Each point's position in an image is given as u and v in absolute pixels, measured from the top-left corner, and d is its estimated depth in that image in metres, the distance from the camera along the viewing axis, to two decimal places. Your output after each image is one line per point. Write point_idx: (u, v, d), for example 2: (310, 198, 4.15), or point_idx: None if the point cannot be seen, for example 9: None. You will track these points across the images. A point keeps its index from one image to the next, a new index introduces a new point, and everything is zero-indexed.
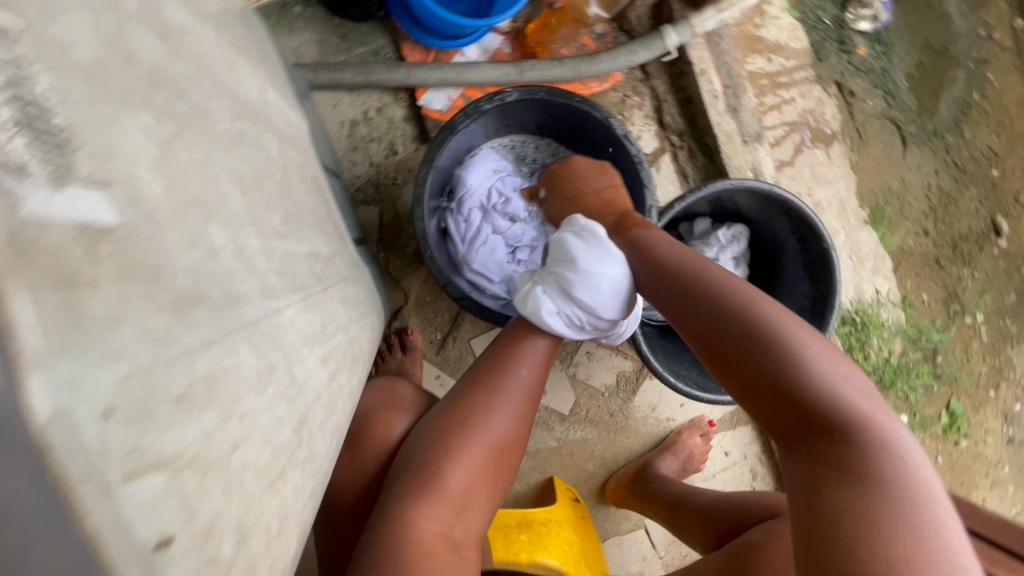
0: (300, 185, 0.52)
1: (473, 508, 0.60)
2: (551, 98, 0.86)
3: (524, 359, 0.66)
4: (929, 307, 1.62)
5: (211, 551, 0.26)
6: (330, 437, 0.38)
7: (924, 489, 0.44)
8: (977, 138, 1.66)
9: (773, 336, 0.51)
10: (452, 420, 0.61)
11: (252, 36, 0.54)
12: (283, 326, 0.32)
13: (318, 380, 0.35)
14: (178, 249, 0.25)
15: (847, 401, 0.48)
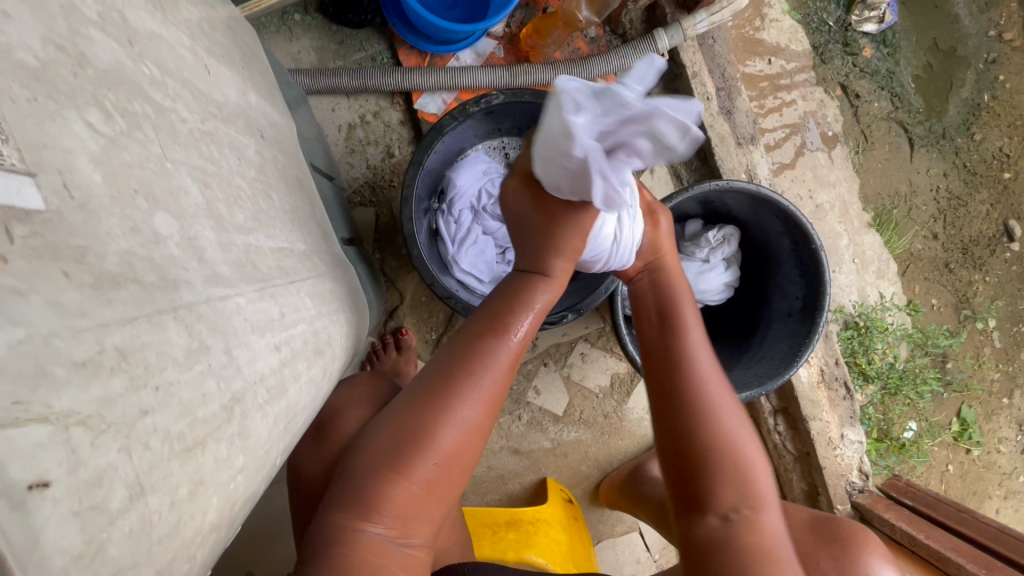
0: (277, 183, 0.54)
1: (423, 512, 0.57)
2: (537, 100, 0.87)
3: (484, 365, 0.60)
4: (938, 311, 1.60)
5: (99, 507, 0.24)
6: (279, 421, 0.39)
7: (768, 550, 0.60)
8: (987, 139, 1.63)
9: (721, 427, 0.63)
10: (402, 423, 0.58)
11: (236, 41, 0.57)
12: (230, 313, 0.34)
13: (263, 363, 0.36)
14: (115, 235, 0.27)
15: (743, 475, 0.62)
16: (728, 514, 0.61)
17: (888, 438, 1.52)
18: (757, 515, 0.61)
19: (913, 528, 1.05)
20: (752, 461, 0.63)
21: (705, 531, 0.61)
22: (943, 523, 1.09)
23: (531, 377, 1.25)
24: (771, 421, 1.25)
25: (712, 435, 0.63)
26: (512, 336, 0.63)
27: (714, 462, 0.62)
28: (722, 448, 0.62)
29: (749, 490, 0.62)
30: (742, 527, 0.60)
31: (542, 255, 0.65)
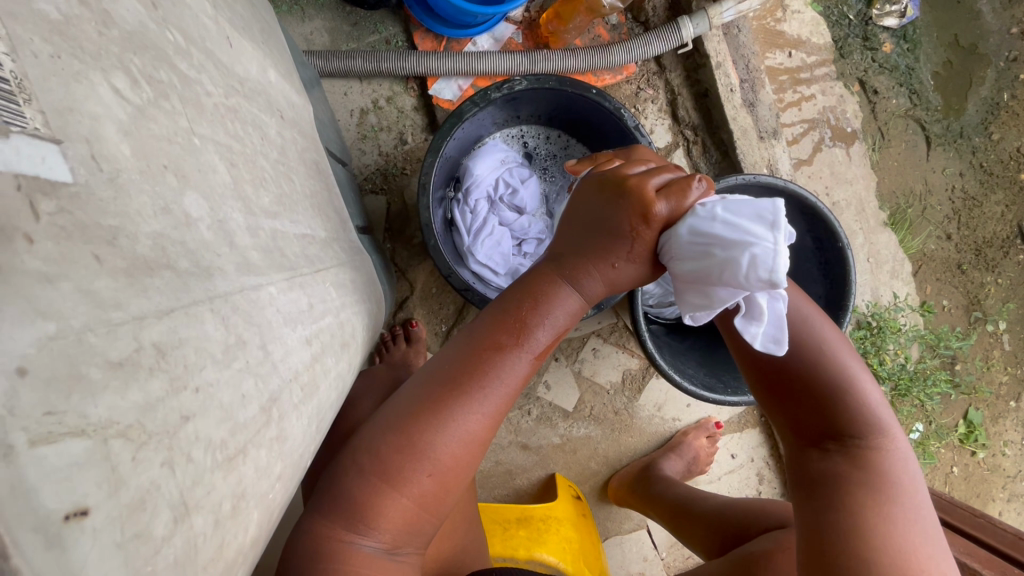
0: (297, 167, 0.52)
1: (413, 522, 0.56)
2: (561, 87, 0.83)
3: (485, 380, 0.57)
4: (949, 313, 1.58)
5: (143, 534, 0.22)
6: (311, 422, 0.37)
7: (896, 485, 0.54)
8: (1006, 139, 1.61)
9: (823, 366, 0.57)
10: (396, 436, 0.56)
11: (255, 16, 0.54)
12: (263, 304, 0.31)
13: (296, 359, 0.34)
14: (147, 215, 0.24)
15: (857, 412, 0.56)
16: (831, 441, 0.57)
17: None
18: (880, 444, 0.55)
19: None
20: (859, 379, 0.57)
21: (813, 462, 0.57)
22: (955, 527, 1.08)
23: (542, 372, 1.23)
24: None
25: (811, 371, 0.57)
26: (525, 349, 0.58)
27: (813, 387, 0.57)
28: (822, 375, 0.57)
29: (858, 414, 0.56)
30: (854, 455, 0.55)
31: (582, 265, 0.58)
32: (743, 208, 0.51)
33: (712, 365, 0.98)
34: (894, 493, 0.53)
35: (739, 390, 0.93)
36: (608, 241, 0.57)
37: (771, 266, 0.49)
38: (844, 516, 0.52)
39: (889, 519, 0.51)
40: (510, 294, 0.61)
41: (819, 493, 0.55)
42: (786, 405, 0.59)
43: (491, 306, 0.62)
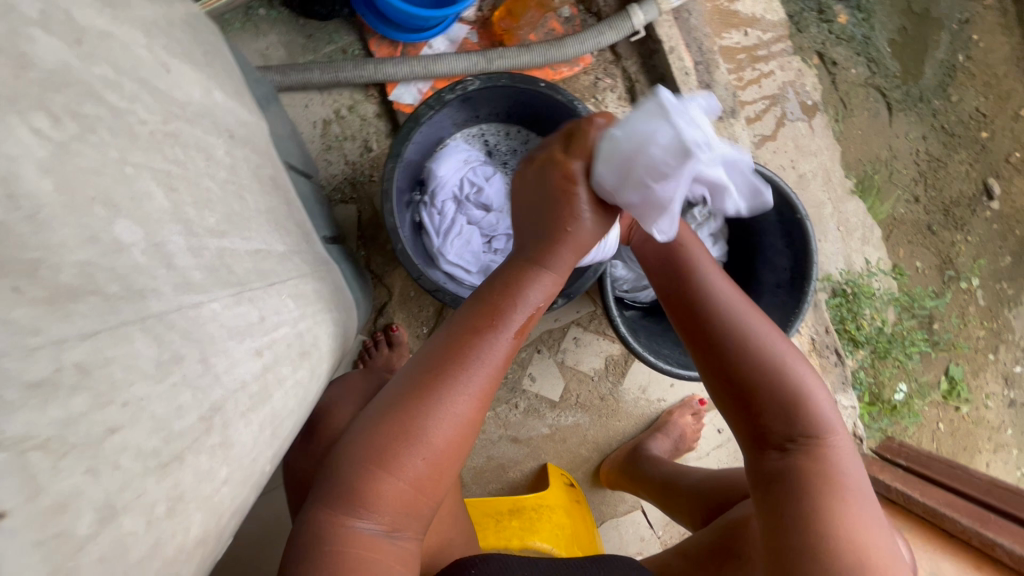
0: (251, 184, 0.53)
1: (410, 505, 0.57)
2: (513, 85, 0.84)
3: (468, 365, 0.59)
4: (923, 274, 1.61)
5: (65, 533, 0.25)
6: (265, 428, 0.38)
7: (844, 482, 0.57)
8: (964, 100, 1.65)
9: (777, 369, 0.60)
10: (387, 422, 0.57)
11: (197, 39, 0.54)
12: (205, 320, 0.33)
13: (243, 370, 0.36)
14: (72, 245, 0.26)
15: (809, 413, 0.60)
16: (789, 440, 0.60)
17: (880, 400, 1.54)
18: (827, 442, 0.59)
19: (908, 487, 1.09)
20: (808, 382, 0.61)
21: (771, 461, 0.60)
22: (935, 480, 1.11)
23: (525, 365, 1.25)
24: None
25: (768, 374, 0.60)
26: (504, 329, 0.60)
27: (764, 390, 0.60)
28: (774, 377, 0.60)
29: (810, 414, 0.60)
30: (808, 451, 0.59)
31: (543, 243, 0.63)
32: (649, 123, 0.54)
33: None
34: (845, 487, 0.57)
35: None
36: (555, 206, 0.62)
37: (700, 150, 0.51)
38: (804, 513, 0.55)
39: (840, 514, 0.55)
40: (485, 281, 0.66)
41: (777, 488, 0.58)
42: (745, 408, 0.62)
43: (471, 296, 0.65)
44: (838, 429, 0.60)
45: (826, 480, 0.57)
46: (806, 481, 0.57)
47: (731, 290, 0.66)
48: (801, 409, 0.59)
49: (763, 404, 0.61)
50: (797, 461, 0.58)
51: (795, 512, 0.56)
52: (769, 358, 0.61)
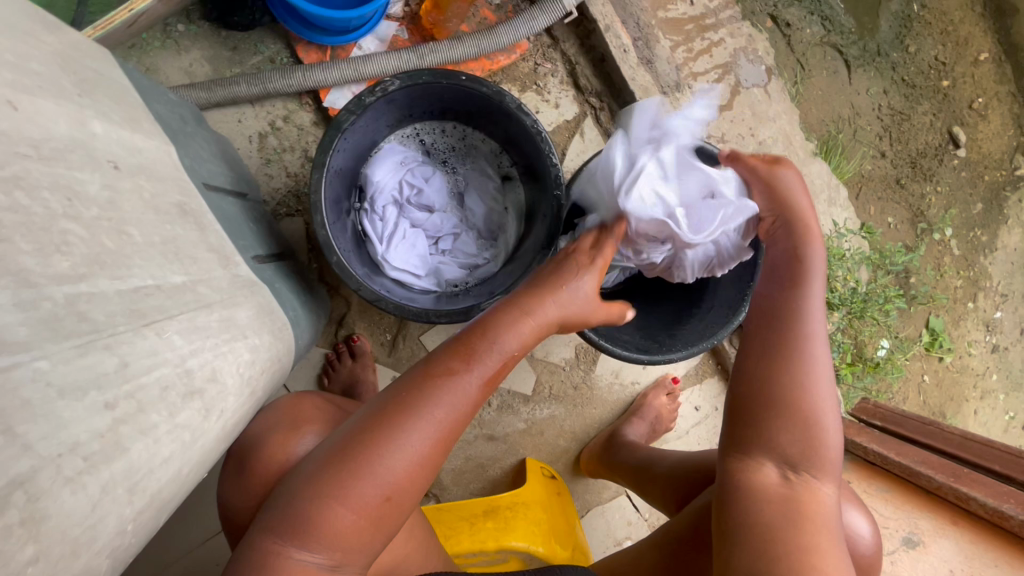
0: (140, 216, 0.50)
1: (356, 547, 0.55)
2: (436, 80, 0.81)
3: (437, 401, 0.58)
4: (896, 230, 1.60)
5: None
6: (114, 488, 0.34)
7: (817, 519, 0.60)
8: (922, 50, 1.62)
9: (802, 399, 0.65)
10: (348, 453, 0.56)
11: (68, 67, 0.51)
12: (18, 383, 0.29)
13: (73, 431, 0.31)
14: None
15: (824, 451, 0.64)
16: (789, 467, 0.63)
17: (863, 359, 1.53)
18: (815, 479, 0.63)
19: (884, 448, 1.08)
20: (828, 427, 0.65)
21: (761, 475, 0.63)
22: (911, 439, 1.11)
23: None
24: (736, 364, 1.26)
25: (794, 395, 0.66)
26: (476, 371, 0.60)
27: (786, 411, 0.65)
28: (804, 407, 0.65)
29: (815, 451, 0.64)
30: (801, 482, 0.62)
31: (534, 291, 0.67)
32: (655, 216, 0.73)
33: (647, 327, 0.98)
34: (820, 521, 0.60)
35: (673, 347, 0.91)
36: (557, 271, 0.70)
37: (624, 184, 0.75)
38: (768, 529, 0.59)
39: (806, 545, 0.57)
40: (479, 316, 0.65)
41: (749, 501, 0.62)
42: (755, 425, 0.66)
43: (456, 334, 0.64)
44: (834, 474, 0.64)
45: (807, 512, 0.60)
46: (785, 506, 0.60)
47: (823, 343, 0.69)
48: (807, 445, 0.64)
49: (773, 430, 0.65)
50: (790, 487, 0.62)
51: (757, 536, 0.58)
52: (809, 396, 0.66)
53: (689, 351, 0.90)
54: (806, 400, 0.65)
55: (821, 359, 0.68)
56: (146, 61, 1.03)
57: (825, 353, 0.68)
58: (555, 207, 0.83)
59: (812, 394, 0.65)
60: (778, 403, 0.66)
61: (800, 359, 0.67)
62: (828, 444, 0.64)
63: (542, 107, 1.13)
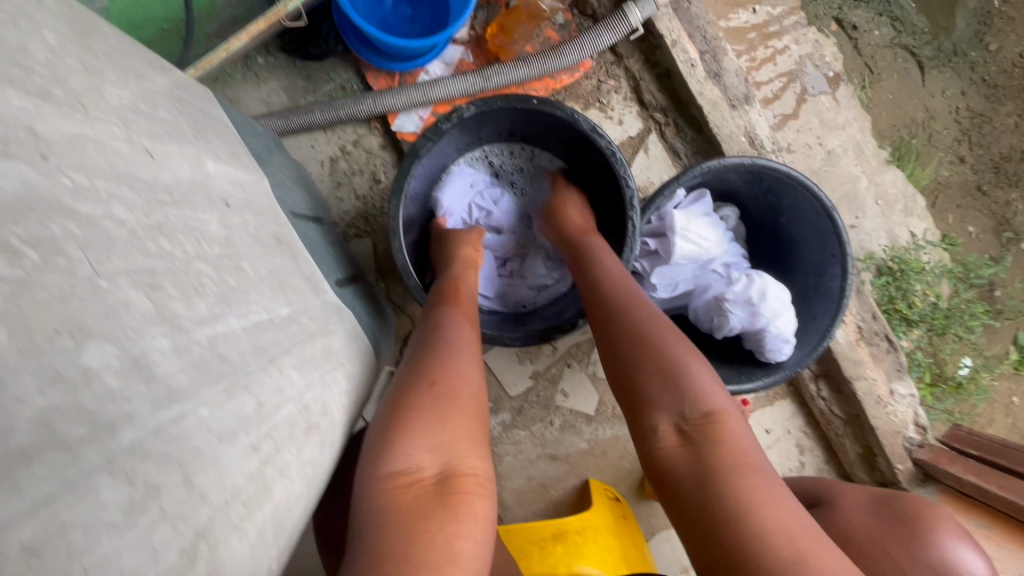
0: (251, 249, 0.52)
1: (457, 440, 0.57)
2: (510, 106, 0.82)
3: (442, 332, 0.68)
4: (977, 240, 1.49)
5: None
6: (267, 528, 0.36)
7: (745, 460, 0.55)
8: (1006, 48, 1.50)
9: (643, 352, 0.63)
10: (408, 384, 0.61)
11: (185, 109, 0.54)
12: (187, 433, 0.31)
13: (234, 477, 0.33)
14: (36, 392, 0.24)
15: (695, 392, 0.59)
16: (683, 422, 0.58)
17: (942, 379, 1.41)
18: (710, 415, 0.58)
19: (984, 480, 1.00)
20: (689, 364, 0.61)
21: (661, 446, 0.59)
22: (1012, 470, 1.03)
23: (557, 381, 1.22)
24: (812, 386, 1.20)
25: (643, 352, 0.63)
26: (456, 314, 0.72)
27: (640, 377, 0.62)
28: (646, 359, 0.63)
29: (689, 395, 0.59)
30: (702, 432, 0.57)
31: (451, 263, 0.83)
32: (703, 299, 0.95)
33: (723, 354, 0.97)
34: (744, 464, 0.55)
35: (753, 375, 0.90)
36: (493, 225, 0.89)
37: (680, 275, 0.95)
38: (700, 491, 0.54)
39: (733, 491, 0.52)
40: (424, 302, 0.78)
41: (680, 481, 0.56)
42: (627, 402, 0.63)
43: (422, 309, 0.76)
44: (728, 404, 0.60)
45: (721, 461, 0.55)
46: (699, 473, 0.55)
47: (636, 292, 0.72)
48: (680, 387, 0.60)
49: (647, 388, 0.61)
50: (695, 446, 0.56)
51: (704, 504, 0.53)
52: (644, 345, 0.64)
53: (768, 378, 0.90)
54: (651, 344, 0.64)
55: (647, 313, 0.68)
56: (229, 93, 1.09)
57: (642, 302, 0.70)
58: (631, 233, 0.82)
59: (662, 338, 0.64)
60: (650, 362, 0.62)
61: (641, 316, 0.67)
62: (702, 382, 0.60)
63: (606, 124, 1.13)
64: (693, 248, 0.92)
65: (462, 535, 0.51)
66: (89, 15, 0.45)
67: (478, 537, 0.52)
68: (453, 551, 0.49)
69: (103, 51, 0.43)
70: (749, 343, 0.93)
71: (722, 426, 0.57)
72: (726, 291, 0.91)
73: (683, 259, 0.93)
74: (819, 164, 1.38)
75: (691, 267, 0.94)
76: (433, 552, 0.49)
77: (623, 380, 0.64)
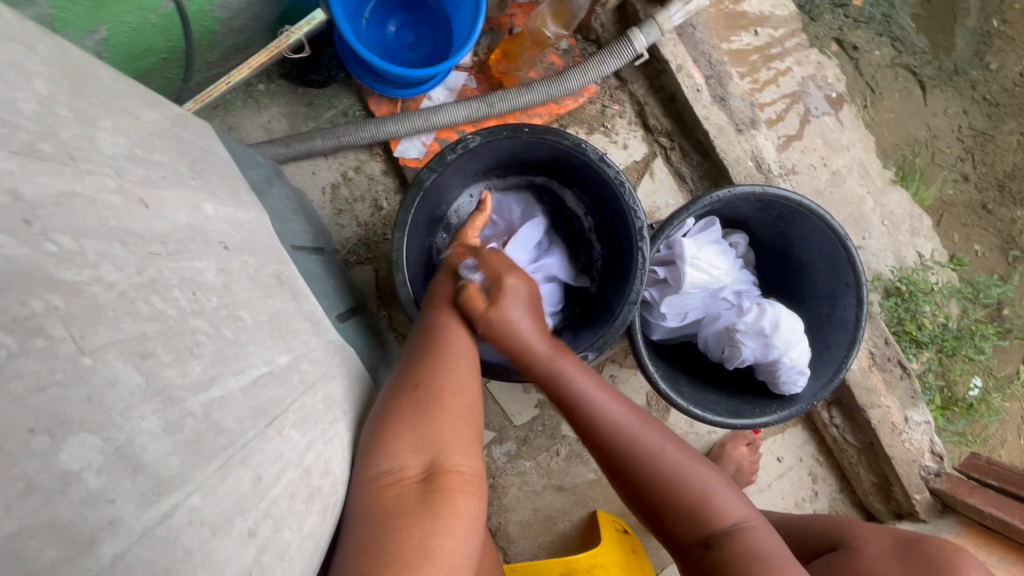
0: (253, 294, 0.50)
1: (447, 440, 0.55)
2: (516, 135, 0.80)
3: (441, 332, 0.67)
4: (985, 258, 1.47)
5: None
6: None
7: (773, 563, 0.59)
8: (1006, 67, 1.49)
9: (656, 474, 0.65)
10: (393, 389, 0.59)
11: (183, 148, 0.52)
12: (179, 529, 0.29)
13: (230, 571, 0.31)
14: (3, 511, 0.22)
15: (717, 508, 0.63)
16: (711, 537, 0.62)
17: (954, 402, 1.37)
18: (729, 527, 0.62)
19: (1005, 513, 0.98)
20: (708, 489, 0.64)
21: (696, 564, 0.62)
22: None
23: None
24: (824, 412, 1.18)
25: (655, 478, 0.65)
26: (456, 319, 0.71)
27: (662, 503, 0.64)
28: (665, 488, 0.64)
29: (712, 511, 0.63)
30: (729, 542, 0.61)
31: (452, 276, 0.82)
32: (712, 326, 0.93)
33: (735, 385, 0.94)
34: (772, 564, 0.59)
35: (767, 408, 0.87)
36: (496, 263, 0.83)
37: (689, 303, 0.92)
38: None
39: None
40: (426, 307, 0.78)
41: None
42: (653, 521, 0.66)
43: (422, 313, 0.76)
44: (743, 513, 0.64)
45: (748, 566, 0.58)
46: None
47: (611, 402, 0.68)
48: (703, 511, 0.63)
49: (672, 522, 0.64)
50: (720, 558, 0.60)
51: None
52: (661, 474, 0.65)
53: (783, 412, 0.87)
54: (664, 475, 0.65)
55: (646, 435, 0.67)
56: (229, 120, 1.08)
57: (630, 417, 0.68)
58: (639, 265, 0.80)
59: (671, 465, 0.65)
60: (667, 496, 0.64)
61: (643, 452, 0.66)
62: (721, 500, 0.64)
63: (610, 148, 1.11)
64: (703, 277, 0.89)
65: (442, 531, 0.48)
66: (82, 57, 0.43)
67: (459, 533, 0.49)
68: (431, 548, 0.47)
69: (97, 95, 0.41)
70: (762, 374, 0.90)
71: (747, 535, 0.61)
72: (737, 321, 0.89)
73: (693, 288, 0.90)
74: (824, 185, 1.34)
75: (702, 295, 0.92)
76: (411, 549, 0.46)
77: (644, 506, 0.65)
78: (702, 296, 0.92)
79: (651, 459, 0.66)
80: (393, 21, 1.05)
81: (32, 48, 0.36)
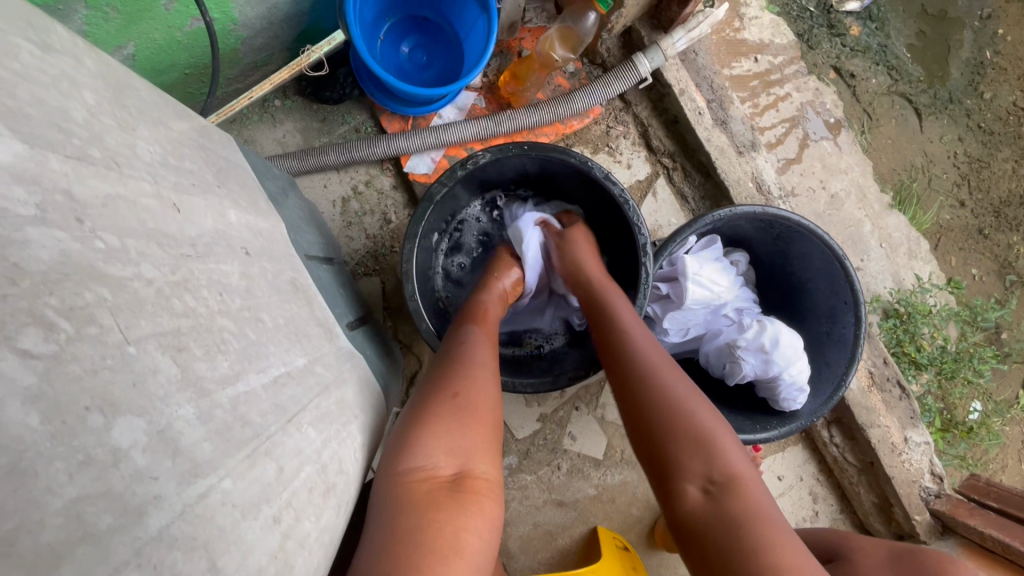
0: (272, 298, 0.51)
1: (476, 444, 0.56)
2: (525, 153, 0.83)
3: (471, 339, 0.70)
4: (981, 282, 1.49)
5: None
6: None
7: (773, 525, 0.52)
8: (998, 96, 1.53)
9: (663, 391, 0.63)
10: (431, 393, 0.60)
11: (209, 158, 0.54)
12: (213, 511, 0.30)
13: (260, 554, 0.33)
14: (62, 483, 0.24)
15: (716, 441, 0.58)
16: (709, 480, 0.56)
17: (954, 424, 1.38)
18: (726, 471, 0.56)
19: (1006, 535, 1.00)
20: (705, 421, 0.60)
21: (691, 508, 0.55)
22: None
23: (564, 424, 1.20)
24: (824, 432, 1.18)
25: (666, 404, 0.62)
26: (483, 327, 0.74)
27: (664, 420, 0.61)
28: (671, 406, 0.61)
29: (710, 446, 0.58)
30: (728, 491, 0.55)
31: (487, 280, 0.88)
32: (714, 341, 0.95)
33: (736, 402, 0.95)
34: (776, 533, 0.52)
35: (768, 424, 0.88)
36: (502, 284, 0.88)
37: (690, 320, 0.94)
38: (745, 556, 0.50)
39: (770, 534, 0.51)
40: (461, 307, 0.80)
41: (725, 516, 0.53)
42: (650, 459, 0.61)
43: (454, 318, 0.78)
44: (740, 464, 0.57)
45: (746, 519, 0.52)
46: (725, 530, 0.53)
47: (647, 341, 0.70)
48: (709, 451, 0.57)
49: (668, 446, 0.59)
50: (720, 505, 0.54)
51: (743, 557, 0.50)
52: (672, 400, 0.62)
53: (783, 428, 0.88)
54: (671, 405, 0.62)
55: (664, 373, 0.65)
56: (244, 134, 1.11)
57: (648, 348, 0.69)
58: (643, 279, 0.81)
59: (678, 397, 0.62)
60: (671, 419, 0.60)
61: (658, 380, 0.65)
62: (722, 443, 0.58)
63: (614, 168, 1.14)
64: (704, 293, 0.91)
65: (467, 528, 0.50)
66: (122, 71, 0.45)
67: (482, 533, 0.51)
68: (460, 543, 0.48)
69: (136, 106, 0.44)
70: (763, 391, 0.91)
71: (745, 489, 0.55)
72: (738, 337, 0.91)
73: (696, 304, 0.92)
74: (823, 209, 1.37)
75: (704, 311, 0.93)
76: (442, 541, 0.48)
77: (647, 443, 0.61)
78: (704, 310, 0.93)
79: (653, 378, 0.65)
80: (407, 43, 1.09)
81: (81, 61, 0.39)
